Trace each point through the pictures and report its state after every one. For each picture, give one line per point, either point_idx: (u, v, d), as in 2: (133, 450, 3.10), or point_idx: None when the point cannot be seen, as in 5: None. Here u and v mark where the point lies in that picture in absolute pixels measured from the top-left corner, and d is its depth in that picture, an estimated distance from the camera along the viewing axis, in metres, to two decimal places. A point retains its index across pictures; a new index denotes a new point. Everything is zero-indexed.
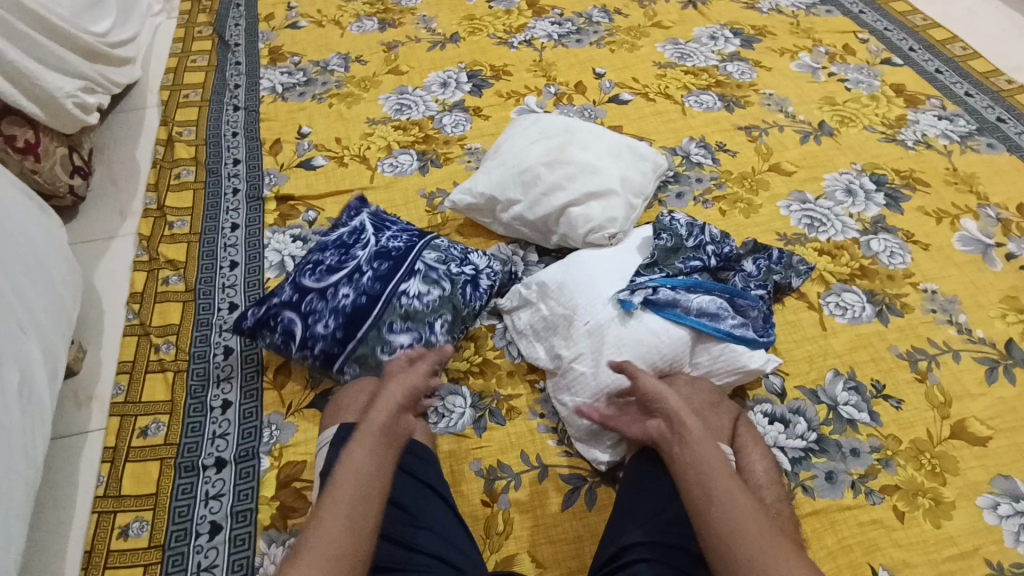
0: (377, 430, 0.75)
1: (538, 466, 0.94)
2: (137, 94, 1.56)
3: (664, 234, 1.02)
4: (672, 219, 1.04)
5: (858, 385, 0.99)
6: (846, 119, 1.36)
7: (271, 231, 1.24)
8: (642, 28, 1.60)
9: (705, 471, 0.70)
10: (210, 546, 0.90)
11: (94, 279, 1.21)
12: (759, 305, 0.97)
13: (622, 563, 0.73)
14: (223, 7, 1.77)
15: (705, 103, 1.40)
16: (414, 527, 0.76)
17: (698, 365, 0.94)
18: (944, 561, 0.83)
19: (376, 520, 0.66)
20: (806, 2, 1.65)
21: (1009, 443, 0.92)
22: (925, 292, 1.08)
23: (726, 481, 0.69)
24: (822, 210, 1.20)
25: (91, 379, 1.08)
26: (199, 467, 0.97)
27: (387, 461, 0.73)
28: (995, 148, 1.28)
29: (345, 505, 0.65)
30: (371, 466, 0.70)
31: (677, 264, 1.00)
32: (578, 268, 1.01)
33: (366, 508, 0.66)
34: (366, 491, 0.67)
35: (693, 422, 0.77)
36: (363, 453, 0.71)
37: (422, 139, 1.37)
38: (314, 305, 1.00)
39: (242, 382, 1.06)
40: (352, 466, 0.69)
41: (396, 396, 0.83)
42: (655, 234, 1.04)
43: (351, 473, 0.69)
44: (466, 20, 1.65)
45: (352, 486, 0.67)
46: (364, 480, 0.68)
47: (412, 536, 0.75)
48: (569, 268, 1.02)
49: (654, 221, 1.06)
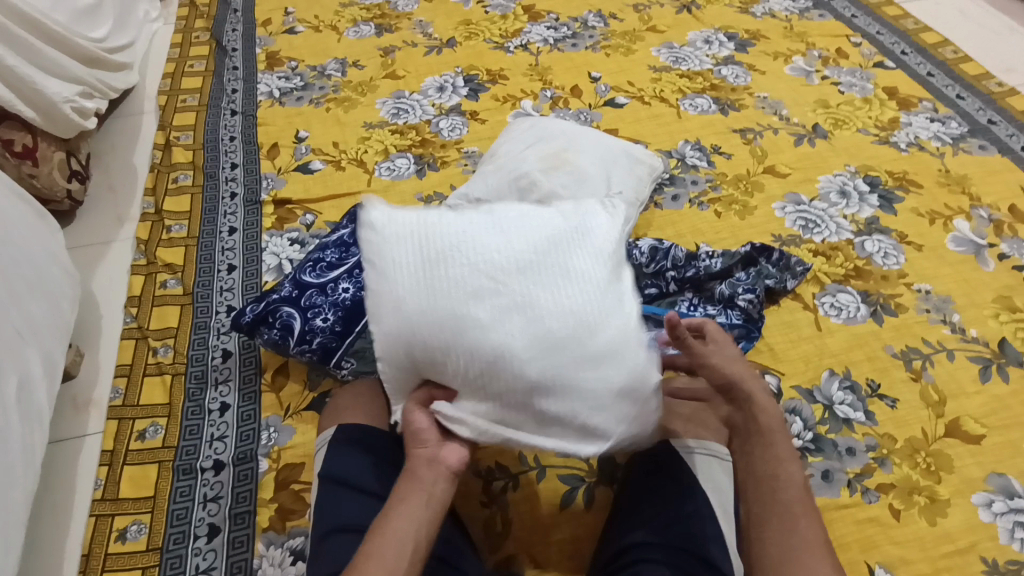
0: (410, 478, 0.65)
1: (537, 466, 0.94)
2: (134, 100, 1.57)
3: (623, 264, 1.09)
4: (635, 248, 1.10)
5: (854, 385, 0.99)
6: (840, 121, 1.37)
7: (269, 235, 1.24)
8: (637, 32, 1.61)
9: (767, 468, 0.68)
10: (208, 549, 0.90)
11: (92, 284, 1.22)
12: (736, 326, 1.02)
13: (627, 562, 0.71)
14: (222, 13, 1.78)
15: (700, 106, 1.41)
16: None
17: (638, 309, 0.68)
18: (940, 559, 0.83)
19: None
20: (800, 7, 1.67)
21: (1003, 441, 0.93)
22: (919, 292, 1.09)
23: (787, 483, 0.67)
24: (817, 212, 1.21)
25: (89, 383, 1.08)
26: (198, 470, 0.97)
27: (424, 514, 0.63)
28: (987, 150, 1.30)
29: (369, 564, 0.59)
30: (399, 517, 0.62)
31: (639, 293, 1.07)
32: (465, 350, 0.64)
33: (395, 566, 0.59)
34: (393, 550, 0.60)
35: (767, 414, 0.72)
36: (391, 506, 0.63)
37: (420, 143, 1.37)
38: (315, 300, 1.01)
39: (240, 385, 1.06)
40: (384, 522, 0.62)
41: (421, 428, 0.68)
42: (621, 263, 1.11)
43: (381, 528, 0.62)
44: (463, 25, 1.66)
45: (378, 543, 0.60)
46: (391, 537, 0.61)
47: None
48: (444, 304, 0.65)
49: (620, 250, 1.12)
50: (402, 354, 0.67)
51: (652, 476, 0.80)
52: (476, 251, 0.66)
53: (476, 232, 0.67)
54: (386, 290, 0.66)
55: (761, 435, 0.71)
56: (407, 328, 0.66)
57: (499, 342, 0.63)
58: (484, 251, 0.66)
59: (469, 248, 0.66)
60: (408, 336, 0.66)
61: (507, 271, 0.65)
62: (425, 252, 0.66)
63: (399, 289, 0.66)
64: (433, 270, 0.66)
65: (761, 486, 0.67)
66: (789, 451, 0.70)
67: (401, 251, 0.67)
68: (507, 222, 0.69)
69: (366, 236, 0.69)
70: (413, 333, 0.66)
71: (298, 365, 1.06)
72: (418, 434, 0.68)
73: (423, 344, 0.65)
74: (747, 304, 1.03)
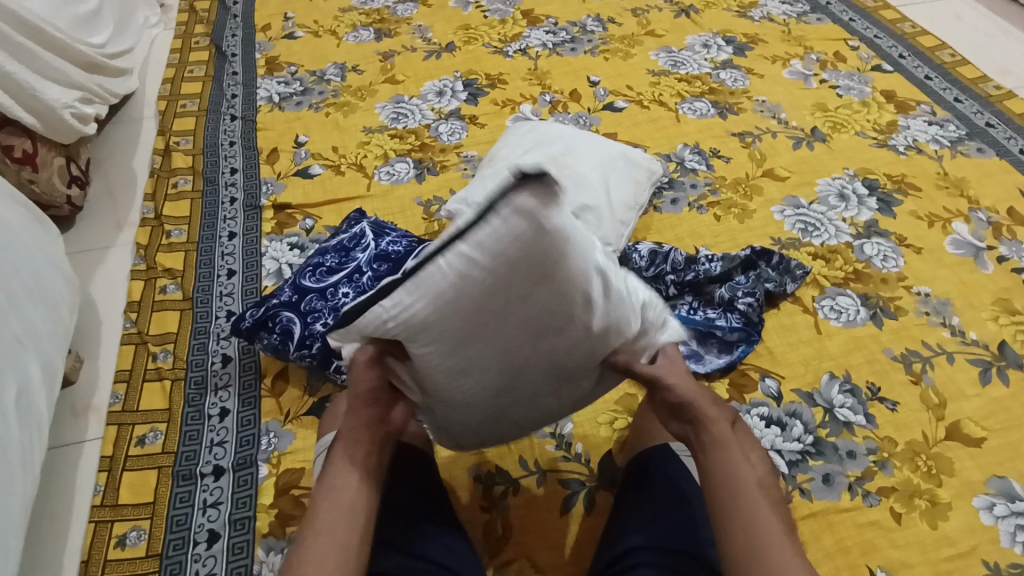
0: (357, 441, 0.64)
1: (537, 471, 0.94)
2: (134, 105, 1.57)
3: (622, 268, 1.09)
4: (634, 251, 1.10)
5: (854, 389, 0.99)
6: (838, 125, 1.38)
7: (269, 239, 1.24)
8: (636, 36, 1.61)
9: (725, 474, 0.60)
10: (208, 555, 0.90)
11: (91, 290, 1.22)
12: (737, 330, 1.02)
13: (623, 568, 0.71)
14: (221, 19, 1.78)
15: (699, 110, 1.42)
16: (389, 522, 0.75)
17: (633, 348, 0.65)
18: (941, 562, 0.83)
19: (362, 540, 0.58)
20: (797, 10, 1.67)
21: (1004, 443, 0.93)
22: (919, 295, 1.09)
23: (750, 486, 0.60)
24: (815, 214, 1.21)
25: (89, 388, 1.08)
26: (198, 475, 0.97)
27: (371, 475, 0.63)
28: (985, 153, 1.30)
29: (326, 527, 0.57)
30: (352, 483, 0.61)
31: None
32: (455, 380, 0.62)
33: (351, 528, 0.58)
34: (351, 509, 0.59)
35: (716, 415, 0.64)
36: (338, 470, 0.62)
37: (419, 147, 1.38)
38: (314, 304, 1.01)
39: (239, 390, 1.06)
40: (331, 485, 0.60)
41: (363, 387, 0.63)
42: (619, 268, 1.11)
43: (328, 491, 0.60)
44: (462, 30, 1.66)
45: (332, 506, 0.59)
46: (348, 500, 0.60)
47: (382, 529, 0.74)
48: (475, 364, 0.60)
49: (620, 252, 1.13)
50: (412, 341, 0.57)
51: (649, 478, 0.80)
52: (545, 336, 0.59)
53: (568, 314, 0.56)
54: (461, 301, 0.53)
55: (712, 443, 0.63)
56: (437, 337, 0.56)
57: (479, 393, 0.65)
58: (549, 327, 0.57)
59: (542, 323, 0.57)
60: (432, 344, 0.57)
61: (542, 356, 0.61)
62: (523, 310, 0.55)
63: (469, 311, 0.54)
64: (505, 319, 0.55)
65: (720, 497, 0.60)
66: (741, 452, 0.62)
67: (518, 284, 0.52)
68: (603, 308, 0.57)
69: (520, 229, 0.48)
70: (434, 349, 0.58)
71: (298, 371, 1.06)
72: (361, 393, 0.64)
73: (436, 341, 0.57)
74: (747, 307, 1.04)
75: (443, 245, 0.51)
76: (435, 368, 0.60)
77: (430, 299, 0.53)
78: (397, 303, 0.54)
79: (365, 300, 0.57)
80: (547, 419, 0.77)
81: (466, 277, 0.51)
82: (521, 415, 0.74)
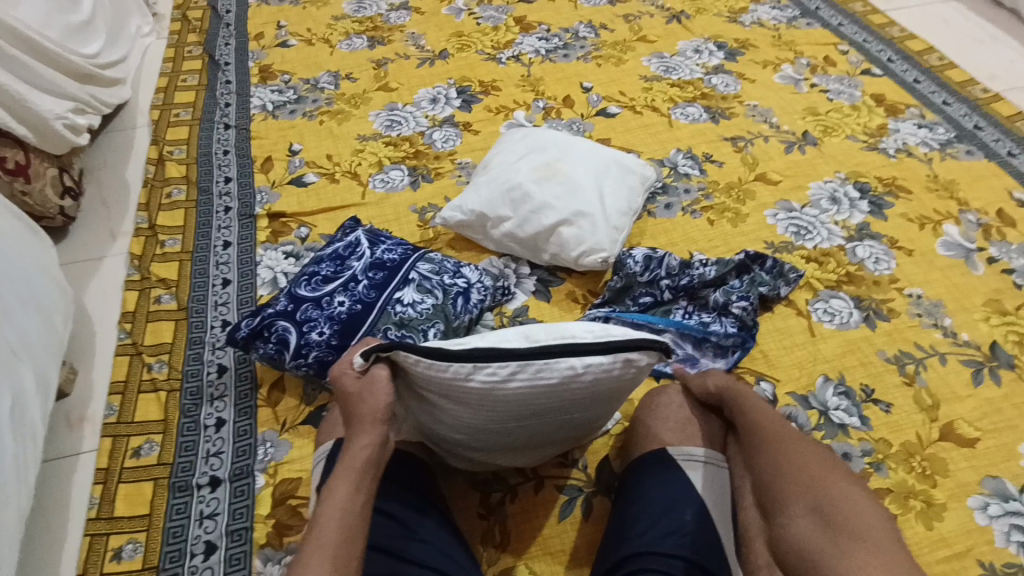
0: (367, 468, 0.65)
1: (535, 477, 0.94)
2: (126, 115, 1.57)
3: (616, 275, 1.11)
4: (628, 257, 1.11)
5: (848, 390, 1.00)
6: (829, 128, 1.39)
7: (263, 248, 1.25)
8: (628, 42, 1.62)
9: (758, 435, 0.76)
10: (205, 566, 0.89)
11: (85, 301, 1.21)
12: (731, 335, 1.02)
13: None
14: (214, 28, 1.78)
15: (691, 115, 1.43)
16: (397, 534, 0.74)
17: (604, 414, 0.78)
18: (936, 563, 0.84)
19: (360, 564, 0.61)
20: (788, 15, 1.69)
21: (997, 443, 0.94)
22: (911, 297, 1.10)
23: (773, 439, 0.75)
24: (808, 218, 1.22)
25: (83, 401, 1.08)
26: (194, 487, 0.96)
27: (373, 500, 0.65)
28: (974, 155, 1.31)
29: (330, 548, 0.59)
30: (354, 506, 0.63)
31: (628, 302, 1.09)
32: (482, 433, 0.74)
33: (352, 552, 0.60)
34: (352, 533, 0.61)
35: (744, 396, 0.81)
36: (347, 491, 0.63)
37: (413, 155, 1.38)
38: (310, 313, 1.00)
39: (235, 400, 1.05)
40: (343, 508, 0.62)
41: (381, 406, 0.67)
42: (613, 274, 1.12)
43: (337, 514, 0.62)
44: (454, 37, 1.67)
45: (336, 526, 0.61)
46: (350, 522, 0.62)
47: (389, 539, 0.73)
48: (506, 431, 0.73)
49: (615, 260, 1.13)
50: (473, 401, 0.66)
51: (648, 483, 0.80)
52: (565, 415, 0.72)
53: (583, 405, 0.71)
54: (546, 388, 0.65)
55: (758, 445, 0.75)
56: (501, 408, 0.67)
57: (475, 440, 0.76)
58: (564, 411, 0.71)
59: (568, 411, 0.71)
60: (488, 411, 0.67)
61: (552, 424, 0.74)
62: (575, 398, 0.68)
63: (545, 395, 0.66)
64: (552, 403, 0.68)
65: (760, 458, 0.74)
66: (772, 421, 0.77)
67: (589, 388, 0.67)
68: (606, 400, 0.72)
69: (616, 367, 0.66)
70: (484, 414, 0.68)
71: (294, 381, 1.06)
72: (376, 414, 0.67)
73: (501, 412, 0.67)
74: (741, 311, 1.04)
75: (564, 349, 0.63)
76: (475, 424, 0.71)
77: (527, 382, 0.64)
78: (496, 374, 0.63)
79: (459, 352, 0.63)
80: (530, 459, 0.88)
81: (564, 377, 0.65)
82: (494, 458, 0.84)
